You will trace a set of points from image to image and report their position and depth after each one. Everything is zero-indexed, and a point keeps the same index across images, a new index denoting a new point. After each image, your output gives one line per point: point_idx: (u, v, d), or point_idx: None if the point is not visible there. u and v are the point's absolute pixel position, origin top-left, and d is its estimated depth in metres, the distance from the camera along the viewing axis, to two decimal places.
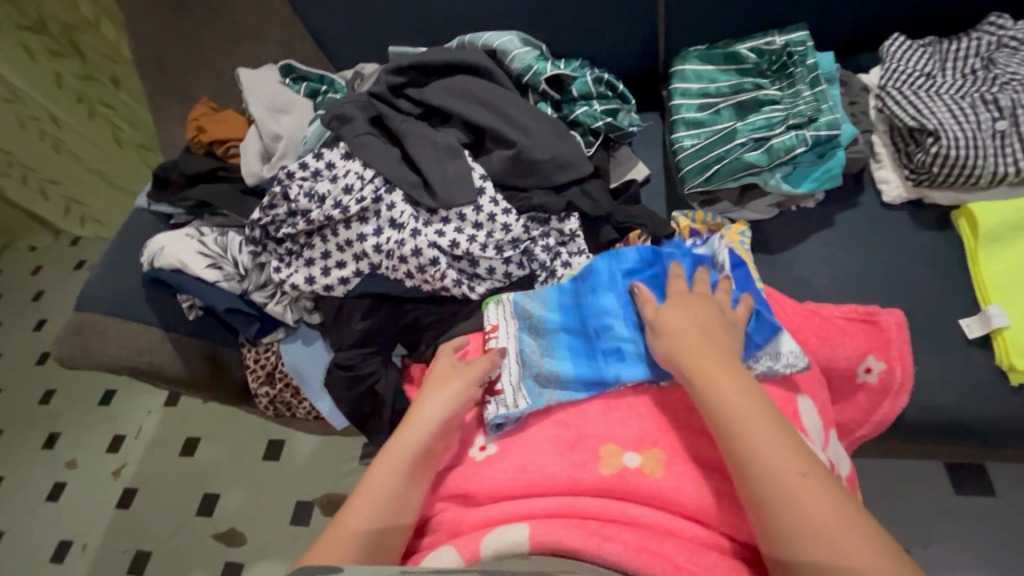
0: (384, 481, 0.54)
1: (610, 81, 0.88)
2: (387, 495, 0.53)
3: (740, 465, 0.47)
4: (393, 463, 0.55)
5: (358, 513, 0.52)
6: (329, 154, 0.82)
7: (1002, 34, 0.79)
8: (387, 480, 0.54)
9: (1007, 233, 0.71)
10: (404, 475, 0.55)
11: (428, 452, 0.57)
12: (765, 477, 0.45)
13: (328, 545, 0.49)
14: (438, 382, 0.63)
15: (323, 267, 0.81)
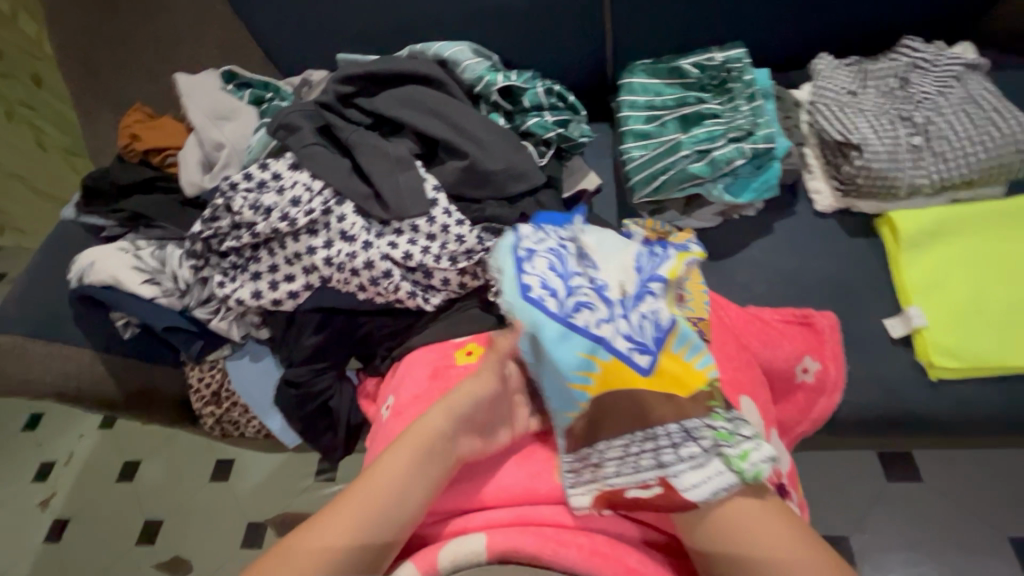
0: (383, 488, 0.53)
1: (561, 92, 0.89)
2: (389, 488, 0.53)
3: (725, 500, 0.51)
4: (391, 473, 0.54)
5: (361, 508, 0.52)
6: (276, 164, 0.80)
7: (915, 55, 0.86)
8: (387, 484, 0.53)
9: (924, 239, 0.77)
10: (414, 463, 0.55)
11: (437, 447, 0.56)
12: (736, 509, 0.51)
13: (334, 516, 0.52)
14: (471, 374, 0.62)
15: (271, 280, 0.78)
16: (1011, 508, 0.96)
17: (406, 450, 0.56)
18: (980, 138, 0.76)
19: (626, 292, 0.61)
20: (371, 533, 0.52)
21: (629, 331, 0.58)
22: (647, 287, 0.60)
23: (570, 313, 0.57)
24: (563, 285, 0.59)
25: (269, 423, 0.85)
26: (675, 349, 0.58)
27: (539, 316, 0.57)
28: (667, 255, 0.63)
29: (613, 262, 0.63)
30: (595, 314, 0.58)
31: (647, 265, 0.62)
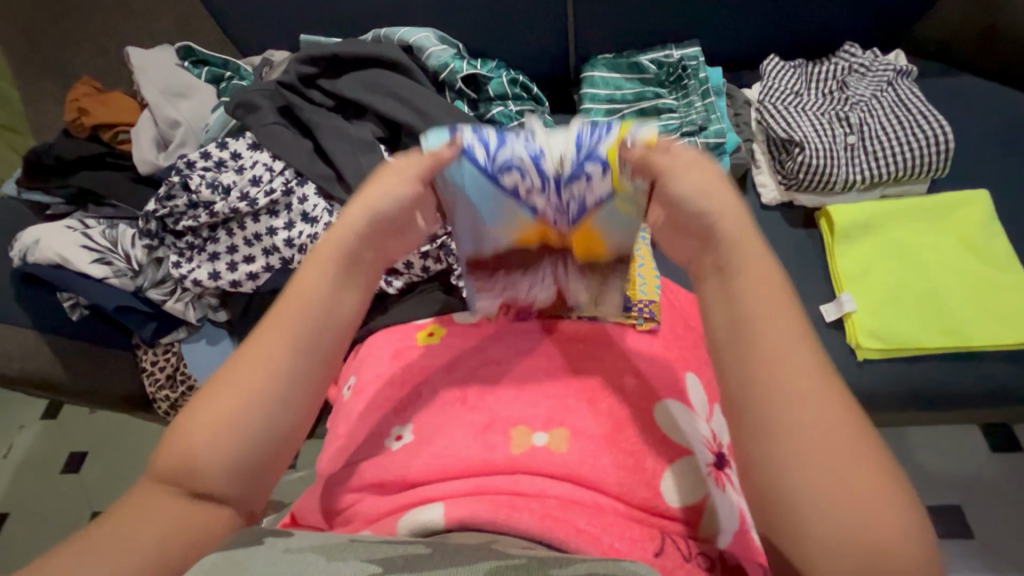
0: (289, 322, 0.47)
1: (525, 83, 0.91)
2: (308, 319, 0.48)
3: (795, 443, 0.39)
4: (300, 301, 0.48)
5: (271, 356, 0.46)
6: (235, 144, 0.79)
7: (853, 61, 0.92)
8: (298, 319, 0.47)
9: (857, 231, 0.83)
10: (329, 282, 0.49)
11: (356, 258, 0.51)
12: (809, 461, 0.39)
13: (236, 377, 0.45)
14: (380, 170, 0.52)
15: (230, 261, 0.77)
16: (932, 478, 0.99)
17: (315, 275, 0.49)
18: (905, 139, 0.83)
19: (564, 163, 0.48)
20: (287, 376, 0.46)
21: (556, 205, 0.50)
22: (587, 164, 0.47)
23: (494, 170, 0.47)
24: (495, 144, 0.47)
25: None
26: (592, 232, 0.53)
27: (460, 171, 0.48)
28: (613, 129, 0.48)
29: (562, 139, 0.48)
30: (523, 180, 0.48)
31: (598, 141, 0.48)
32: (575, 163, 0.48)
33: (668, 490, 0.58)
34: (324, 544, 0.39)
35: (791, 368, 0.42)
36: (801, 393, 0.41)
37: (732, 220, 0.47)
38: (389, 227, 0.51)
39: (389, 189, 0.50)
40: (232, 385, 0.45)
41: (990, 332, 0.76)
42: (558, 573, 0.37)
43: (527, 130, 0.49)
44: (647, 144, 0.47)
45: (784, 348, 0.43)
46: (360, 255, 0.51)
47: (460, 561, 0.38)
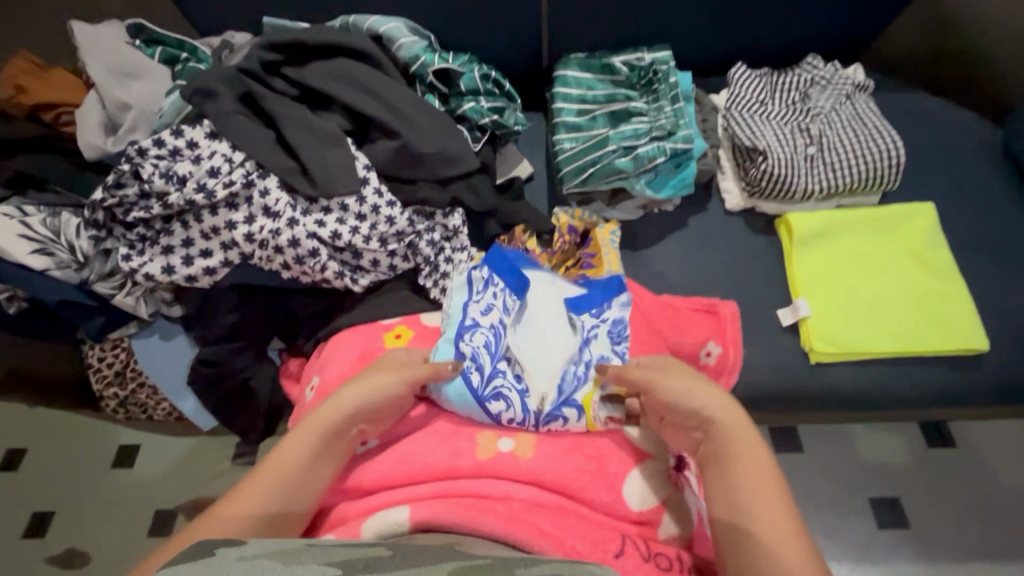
0: (310, 442, 0.54)
1: (497, 79, 0.90)
2: (296, 473, 0.52)
3: (738, 485, 0.50)
4: (288, 464, 0.52)
5: (263, 490, 0.50)
6: (191, 132, 0.75)
7: (815, 73, 0.95)
8: (292, 467, 0.52)
9: (812, 240, 0.87)
10: (314, 450, 0.53)
11: (346, 429, 0.57)
12: (749, 499, 0.49)
13: (224, 516, 0.48)
14: (376, 367, 0.62)
15: (185, 255, 0.74)
16: (874, 472, 1.00)
17: (311, 436, 0.54)
18: (860, 152, 0.87)
19: (545, 403, 0.64)
20: (300, 482, 0.52)
21: (543, 400, 0.65)
22: (561, 412, 0.64)
23: (486, 398, 0.64)
24: (487, 373, 0.65)
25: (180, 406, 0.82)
26: (583, 404, 0.65)
27: (454, 388, 0.64)
28: (578, 398, 0.65)
29: (545, 381, 0.66)
30: (508, 411, 0.64)
31: (571, 394, 0.65)
32: (555, 395, 0.65)
33: (630, 492, 0.60)
34: (282, 549, 0.38)
35: (751, 506, 0.48)
36: (748, 520, 0.47)
37: (711, 397, 0.55)
38: (376, 415, 0.59)
39: (390, 385, 0.59)
40: (253, 487, 0.50)
41: (931, 338, 0.80)
42: (524, 570, 0.36)
43: (512, 393, 0.64)
44: (614, 395, 0.65)
45: (742, 481, 0.50)
46: (346, 430, 0.56)
47: (422, 562, 0.37)
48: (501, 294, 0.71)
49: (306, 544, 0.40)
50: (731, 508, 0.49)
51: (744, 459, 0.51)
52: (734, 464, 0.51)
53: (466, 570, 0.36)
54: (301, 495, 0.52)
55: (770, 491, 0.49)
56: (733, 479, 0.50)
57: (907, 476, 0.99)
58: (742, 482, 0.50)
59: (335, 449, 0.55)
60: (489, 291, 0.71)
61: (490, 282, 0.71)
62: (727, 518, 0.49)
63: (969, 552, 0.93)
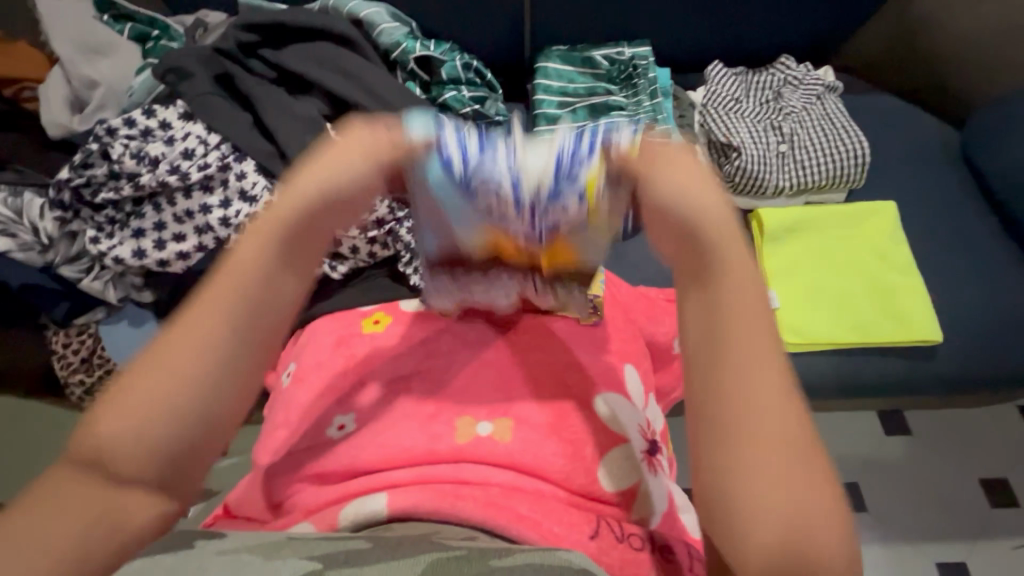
0: (221, 294, 0.36)
1: (478, 68, 0.90)
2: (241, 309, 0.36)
3: (754, 425, 0.35)
4: (228, 290, 0.37)
5: (192, 333, 0.35)
6: (164, 112, 0.74)
7: (788, 73, 0.98)
8: (232, 288, 0.37)
9: (782, 234, 0.90)
10: (263, 271, 0.38)
11: (300, 248, 0.39)
12: (760, 434, 0.35)
13: (140, 377, 0.34)
14: (332, 141, 0.42)
15: (157, 239, 0.72)
16: (836, 459, 1.04)
17: (251, 254, 0.37)
18: (828, 151, 0.90)
19: (541, 187, 0.40)
20: (228, 362, 0.35)
21: (542, 197, 0.41)
22: (561, 189, 0.40)
23: (463, 177, 0.40)
24: (468, 155, 0.40)
25: None
26: (587, 186, 0.40)
27: (428, 178, 0.40)
28: (591, 157, 0.40)
29: (540, 154, 0.41)
30: (495, 197, 0.41)
31: (573, 167, 0.40)
32: (552, 173, 0.40)
33: (607, 476, 0.61)
34: (261, 543, 0.39)
35: (756, 398, 0.35)
36: (745, 390, 0.36)
37: (727, 235, 0.39)
38: (315, 222, 0.39)
39: (353, 166, 0.39)
40: (149, 375, 0.34)
41: (889, 331, 0.84)
42: (498, 560, 0.38)
43: (505, 147, 0.41)
44: (626, 156, 0.40)
45: (740, 354, 0.36)
46: (309, 236, 0.39)
47: (401, 554, 0.38)
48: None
49: (287, 538, 0.42)
50: (741, 391, 0.36)
51: (749, 336, 0.37)
52: (732, 332, 0.37)
53: (443, 561, 0.37)
54: (238, 385, 0.36)
55: (798, 428, 0.35)
56: (738, 357, 0.36)
57: (867, 463, 1.04)
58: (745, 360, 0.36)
59: (269, 306, 0.37)
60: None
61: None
62: (730, 480, 0.34)
63: (921, 534, 0.98)
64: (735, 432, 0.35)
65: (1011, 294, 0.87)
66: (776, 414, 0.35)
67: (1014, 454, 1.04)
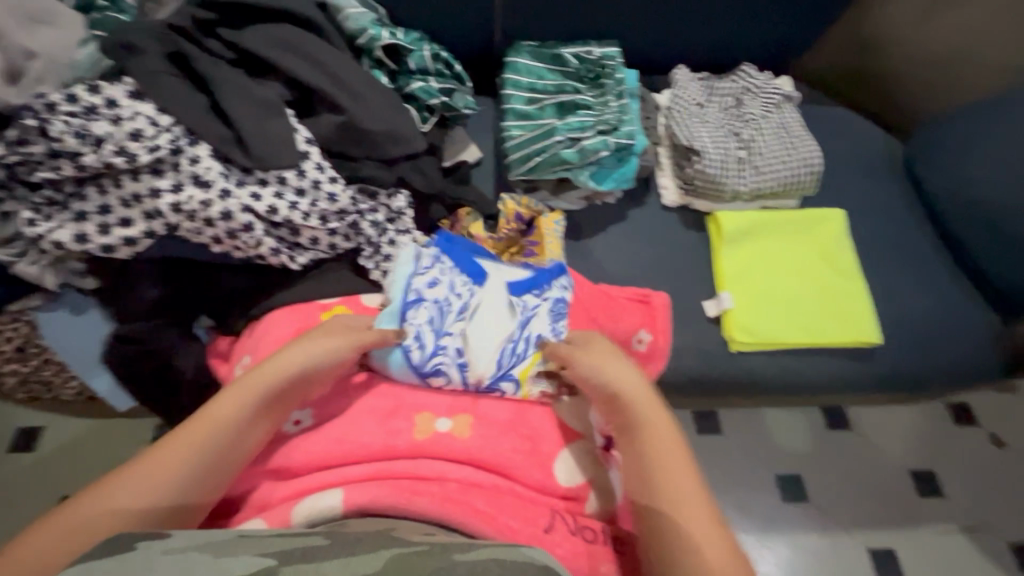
0: (217, 421, 0.54)
1: (446, 60, 0.89)
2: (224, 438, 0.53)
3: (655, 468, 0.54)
4: (225, 420, 0.54)
5: (190, 446, 0.52)
6: (109, 89, 0.69)
7: (749, 81, 1.01)
8: (229, 419, 0.54)
9: (738, 237, 0.93)
10: (257, 406, 0.56)
11: (287, 392, 0.59)
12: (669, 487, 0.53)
13: (148, 466, 0.50)
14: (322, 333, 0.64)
15: (101, 222, 0.68)
16: (781, 452, 1.10)
17: (246, 396, 0.56)
18: (784, 159, 0.94)
19: (481, 377, 0.68)
20: (193, 477, 0.51)
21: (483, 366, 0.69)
22: (500, 386, 0.68)
23: (426, 372, 0.67)
24: (429, 346, 0.68)
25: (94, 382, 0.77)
26: (520, 377, 0.69)
27: (391, 359, 0.67)
28: (527, 355, 0.70)
29: (484, 357, 0.69)
30: (450, 369, 0.68)
31: (511, 367, 0.69)
32: (493, 378, 0.68)
33: (561, 470, 0.63)
34: (208, 541, 0.38)
35: (660, 473, 0.54)
36: (665, 495, 0.52)
37: (638, 393, 0.60)
38: (314, 378, 0.61)
39: (336, 344, 0.63)
40: (158, 464, 0.50)
41: (832, 331, 0.89)
42: (461, 552, 0.38)
43: (451, 334, 0.69)
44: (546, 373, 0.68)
45: (650, 442, 0.56)
46: (294, 391, 0.60)
47: (359, 549, 0.38)
48: (448, 271, 0.73)
49: (237, 536, 0.41)
50: (648, 469, 0.54)
51: (660, 441, 0.56)
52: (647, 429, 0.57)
53: (405, 556, 0.37)
54: (206, 485, 0.52)
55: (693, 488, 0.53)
56: (642, 452, 0.56)
57: (810, 456, 1.10)
58: (655, 463, 0.54)
59: (253, 429, 0.56)
60: (435, 267, 0.74)
61: (436, 260, 0.74)
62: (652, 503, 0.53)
63: (856, 522, 1.05)
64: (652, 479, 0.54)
65: (944, 299, 0.93)
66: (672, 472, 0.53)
67: (943, 446, 1.11)
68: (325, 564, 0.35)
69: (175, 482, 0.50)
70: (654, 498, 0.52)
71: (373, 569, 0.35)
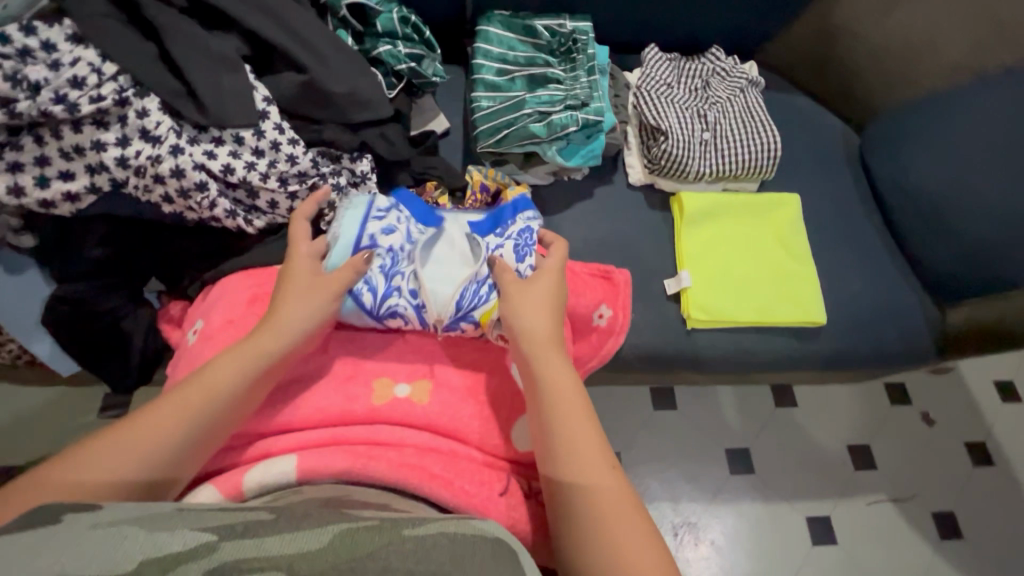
0: (215, 387, 0.54)
1: (416, 24, 0.86)
2: (223, 394, 0.54)
3: (559, 434, 0.54)
4: (219, 381, 0.55)
5: (189, 403, 0.52)
6: (46, 31, 0.64)
7: (717, 64, 1.03)
8: (228, 380, 0.55)
9: (700, 217, 0.96)
10: (249, 370, 0.57)
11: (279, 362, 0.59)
12: (572, 456, 0.53)
13: (148, 420, 0.51)
14: (297, 287, 0.62)
15: (38, 175, 0.64)
16: (731, 427, 1.15)
17: (240, 360, 0.56)
18: (746, 143, 0.96)
19: (438, 319, 0.67)
20: (184, 446, 0.51)
21: (442, 304, 0.67)
22: (457, 325, 0.67)
23: (383, 316, 0.67)
24: (384, 288, 0.67)
25: (34, 347, 0.75)
26: (479, 319, 0.67)
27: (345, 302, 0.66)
28: (489, 297, 0.67)
29: (442, 298, 0.67)
30: (406, 314, 0.67)
31: (470, 307, 0.67)
32: (450, 321, 0.67)
33: (518, 437, 0.64)
34: (147, 514, 0.37)
35: (571, 426, 0.55)
36: (573, 444, 0.54)
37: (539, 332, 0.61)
38: (299, 344, 0.61)
39: (323, 304, 0.62)
40: (156, 420, 0.51)
41: (783, 312, 0.93)
42: (415, 528, 0.38)
43: (411, 274, 0.69)
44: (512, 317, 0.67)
45: (557, 389, 0.57)
46: (288, 357, 0.60)
47: (308, 526, 0.38)
48: (406, 221, 0.72)
49: (179, 509, 0.40)
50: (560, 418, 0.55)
51: (562, 396, 0.57)
52: (550, 379, 0.58)
53: (355, 533, 0.37)
54: (205, 443, 0.53)
55: (599, 456, 0.53)
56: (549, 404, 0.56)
57: (758, 431, 1.15)
58: (560, 413, 0.56)
59: (251, 397, 0.57)
60: (393, 215, 0.72)
61: (393, 206, 0.73)
62: (558, 467, 0.53)
63: (797, 493, 1.11)
64: (557, 439, 0.54)
65: (888, 285, 0.98)
66: (572, 433, 0.54)
67: (878, 423, 1.18)
68: (271, 542, 0.35)
69: (173, 438, 0.51)
70: (561, 447, 0.54)
71: (319, 547, 0.35)
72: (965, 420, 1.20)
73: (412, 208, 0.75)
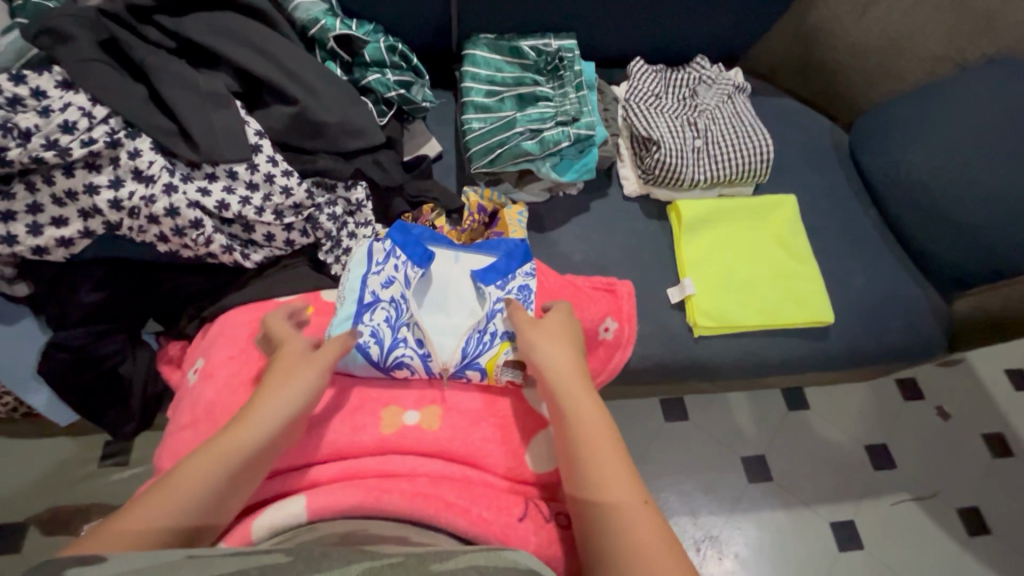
0: (251, 438, 0.52)
1: (404, 51, 0.86)
2: (255, 447, 0.52)
3: (584, 451, 0.54)
4: (253, 433, 0.52)
5: (223, 454, 0.50)
6: (36, 79, 0.64)
7: (702, 73, 1.05)
8: (258, 433, 0.52)
9: (698, 224, 0.96)
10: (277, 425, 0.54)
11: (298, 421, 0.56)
12: (599, 471, 0.52)
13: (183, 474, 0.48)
14: (284, 371, 0.58)
15: (31, 223, 0.63)
16: (746, 434, 1.13)
17: (268, 414, 0.54)
18: (737, 148, 0.96)
19: (447, 368, 0.66)
20: (216, 500, 0.48)
21: (448, 354, 0.66)
22: (466, 373, 0.66)
23: (390, 369, 0.65)
24: (390, 341, 0.65)
25: (30, 398, 0.73)
26: (487, 366, 0.66)
27: (351, 359, 0.64)
28: (494, 342, 0.67)
29: (448, 349, 0.67)
30: (413, 365, 0.66)
31: (477, 355, 0.66)
32: (458, 371, 0.66)
33: (535, 459, 0.64)
34: (152, 566, 0.35)
35: (599, 463, 0.52)
36: (599, 479, 0.51)
37: (561, 354, 0.61)
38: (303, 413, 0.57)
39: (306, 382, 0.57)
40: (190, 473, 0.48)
41: (789, 312, 0.92)
42: (435, 564, 0.36)
43: (415, 324, 0.67)
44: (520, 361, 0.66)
45: (580, 406, 0.57)
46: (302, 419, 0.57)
47: (325, 565, 0.36)
48: (403, 267, 0.70)
49: (188, 555, 0.38)
50: (587, 455, 0.53)
51: (585, 413, 0.56)
52: (571, 396, 0.58)
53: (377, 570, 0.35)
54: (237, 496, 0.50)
55: (625, 472, 0.52)
56: (571, 436, 0.55)
57: (772, 436, 1.13)
58: (585, 450, 0.54)
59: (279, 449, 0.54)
60: (389, 263, 0.70)
61: (389, 255, 0.70)
62: (586, 482, 0.52)
63: (819, 498, 1.09)
64: (582, 454, 0.53)
65: (891, 280, 0.97)
66: (596, 449, 0.54)
67: (894, 421, 1.16)
68: None
69: (204, 492, 0.48)
70: (590, 486, 0.51)
71: None
72: (981, 412, 1.19)
73: (402, 239, 0.72)
